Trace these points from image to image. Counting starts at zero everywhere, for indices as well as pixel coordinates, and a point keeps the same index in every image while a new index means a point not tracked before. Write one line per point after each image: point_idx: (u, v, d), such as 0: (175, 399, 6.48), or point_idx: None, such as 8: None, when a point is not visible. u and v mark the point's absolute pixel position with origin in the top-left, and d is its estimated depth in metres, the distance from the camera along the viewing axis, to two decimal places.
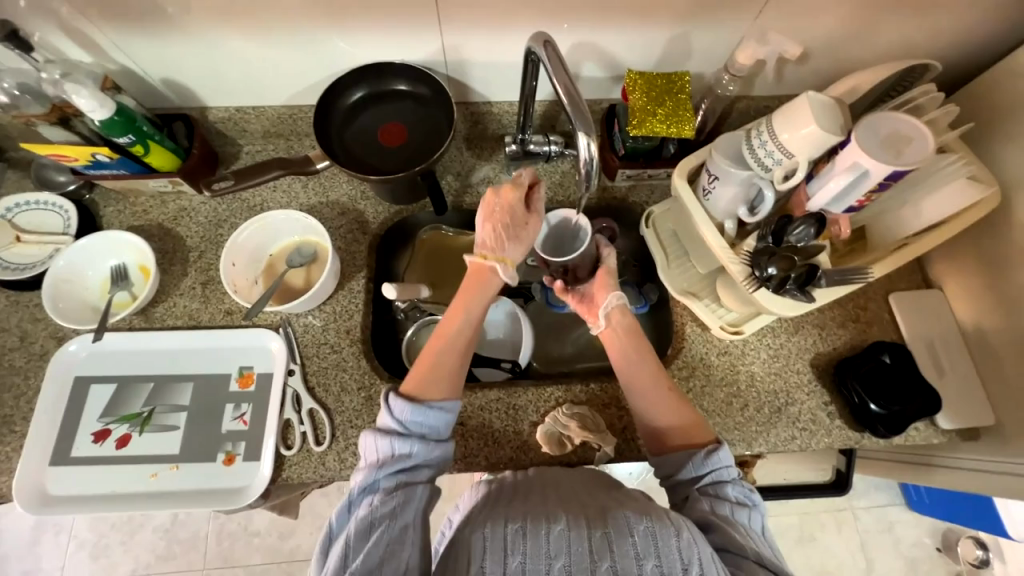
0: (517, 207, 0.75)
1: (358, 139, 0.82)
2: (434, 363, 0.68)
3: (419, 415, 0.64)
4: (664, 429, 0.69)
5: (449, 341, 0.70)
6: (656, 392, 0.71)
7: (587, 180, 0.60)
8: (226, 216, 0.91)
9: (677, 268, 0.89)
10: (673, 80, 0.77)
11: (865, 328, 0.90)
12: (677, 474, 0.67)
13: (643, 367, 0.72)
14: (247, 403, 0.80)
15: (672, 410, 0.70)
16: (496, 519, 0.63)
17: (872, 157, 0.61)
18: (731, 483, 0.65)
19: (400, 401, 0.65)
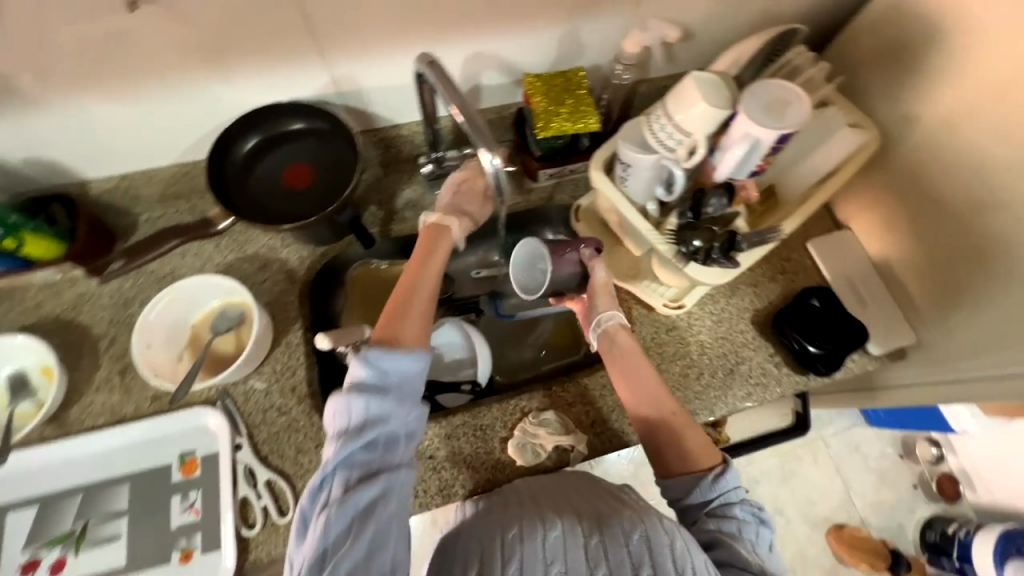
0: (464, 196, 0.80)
1: (263, 188, 0.77)
2: (404, 312, 0.67)
3: (398, 364, 0.61)
4: (672, 450, 0.69)
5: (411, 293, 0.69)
6: (663, 405, 0.71)
7: (500, 192, 0.61)
8: (134, 293, 0.83)
9: (614, 255, 0.92)
10: (569, 77, 0.78)
11: (793, 278, 0.95)
12: (685, 499, 0.67)
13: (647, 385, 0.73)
14: (196, 491, 0.74)
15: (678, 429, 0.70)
16: (494, 530, 0.66)
17: (760, 125, 0.64)
18: (739, 504, 0.65)
19: (377, 348, 0.61)
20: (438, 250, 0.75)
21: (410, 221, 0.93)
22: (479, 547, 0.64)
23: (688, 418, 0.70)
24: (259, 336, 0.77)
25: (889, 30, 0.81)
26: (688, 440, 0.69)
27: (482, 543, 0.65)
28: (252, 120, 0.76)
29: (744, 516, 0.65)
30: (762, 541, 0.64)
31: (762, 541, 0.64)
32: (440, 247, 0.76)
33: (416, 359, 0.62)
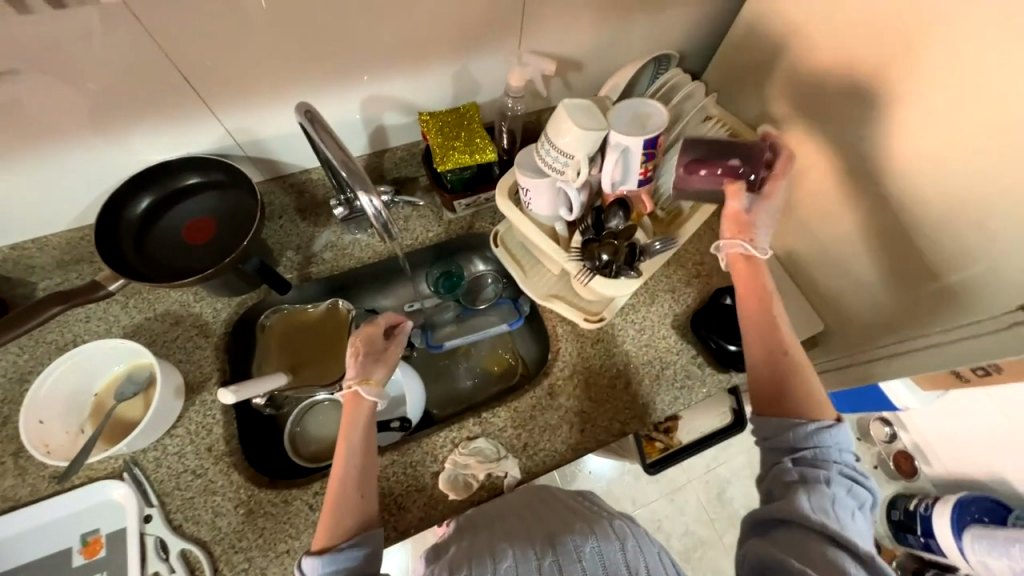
0: (373, 341, 0.72)
1: (163, 247, 0.76)
2: (337, 507, 0.61)
3: (335, 563, 0.56)
4: (778, 389, 0.65)
5: (347, 482, 0.62)
6: (774, 341, 0.67)
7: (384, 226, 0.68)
8: (30, 367, 0.79)
9: (536, 275, 0.93)
10: (462, 113, 0.84)
11: (708, 280, 0.99)
12: (773, 440, 0.62)
13: (766, 314, 0.69)
14: (100, 574, 0.69)
15: (788, 375, 0.65)
16: None
17: (625, 134, 0.71)
18: (841, 463, 0.59)
19: (311, 558, 0.56)
20: (355, 419, 0.67)
21: (330, 262, 0.94)
22: None
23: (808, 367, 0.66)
24: (165, 397, 0.74)
25: (751, 49, 0.90)
26: (801, 391, 0.64)
27: None
28: (146, 179, 0.76)
29: (843, 479, 0.58)
30: (863, 521, 0.57)
31: (863, 521, 0.57)
32: (358, 413, 0.67)
33: (354, 556, 0.57)
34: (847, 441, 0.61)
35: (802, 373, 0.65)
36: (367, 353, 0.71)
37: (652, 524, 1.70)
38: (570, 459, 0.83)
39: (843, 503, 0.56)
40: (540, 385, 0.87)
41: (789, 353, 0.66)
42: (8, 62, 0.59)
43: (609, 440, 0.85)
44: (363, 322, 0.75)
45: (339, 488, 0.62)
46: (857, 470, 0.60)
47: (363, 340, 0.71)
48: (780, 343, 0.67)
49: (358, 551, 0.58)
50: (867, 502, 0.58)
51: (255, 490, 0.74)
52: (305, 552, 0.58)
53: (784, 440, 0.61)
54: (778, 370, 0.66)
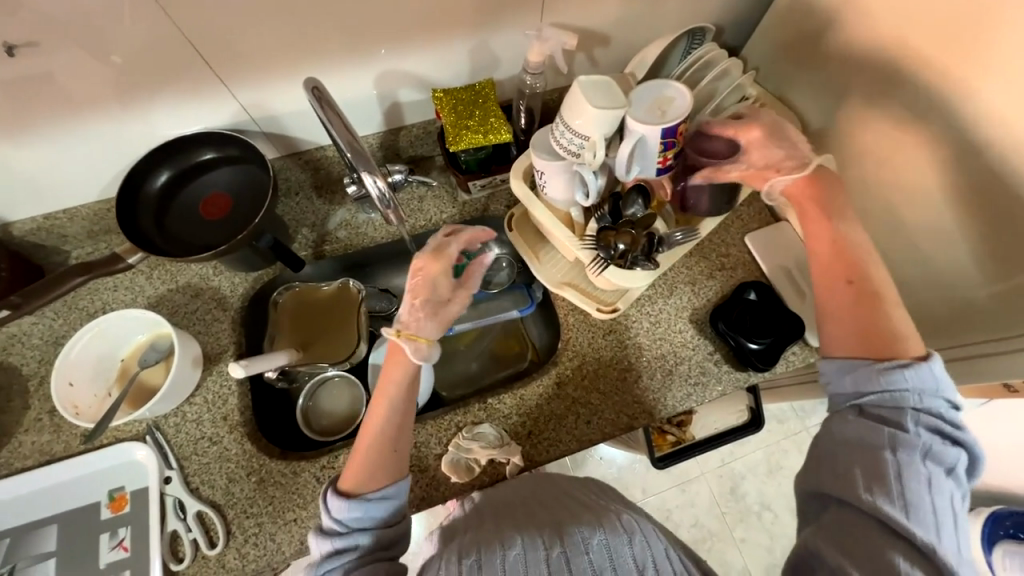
0: (436, 286, 0.72)
1: (181, 220, 0.78)
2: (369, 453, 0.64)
3: (357, 513, 0.61)
4: (867, 310, 0.61)
5: (385, 429, 0.65)
6: (842, 269, 0.64)
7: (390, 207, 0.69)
8: (64, 332, 0.83)
9: (548, 262, 0.91)
10: (477, 91, 0.80)
11: (731, 273, 0.94)
12: (835, 385, 0.61)
13: (833, 241, 0.65)
14: (125, 528, 0.73)
15: (864, 300, 0.61)
16: (449, 565, 0.61)
17: (643, 122, 0.67)
18: (915, 413, 0.56)
19: (340, 500, 0.62)
20: (405, 371, 0.67)
21: (344, 240, 0.94)
22: None
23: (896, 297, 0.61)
24: (185, 366, 0.77)
25: (798, 22, 0.82)
26: (875, 316, 0.60)
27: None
28: (164, 153, 0.77)
29: (916, 435, 0.55)
30: (941, 483, 0.54)
31: (940, 482, 0.54)
32: (402, 363, 0.68)
33: (381, 506, 0.62)
34: (933, 384, 0.56)
35: (879, 296, 0.61)
36: (429, 299, 0.71)
37: (662, 513, 1.69)
38: (576, 449, 0.82)
39: (912, 464, 0.54)
40: (549, 374, 0.86)
41: (855, 280, 0.63)
42: (30, 35, 0.59)
43: (616, 433, 0.83)
44: (427, 254, 0.73)
45: (374, 434, 0.65)
46: (942, 418, 0.56)
47: (426, 287, 0.71)
48: (847, 269, 0.63)
49: (386, 501, 0.63)
50: (953, 460, 0.55)
51: (267, 458, 0.77)
52: (333, 489, 0.63)
53: (848, 384, 0.60)
54: (852, 297, 0.62)
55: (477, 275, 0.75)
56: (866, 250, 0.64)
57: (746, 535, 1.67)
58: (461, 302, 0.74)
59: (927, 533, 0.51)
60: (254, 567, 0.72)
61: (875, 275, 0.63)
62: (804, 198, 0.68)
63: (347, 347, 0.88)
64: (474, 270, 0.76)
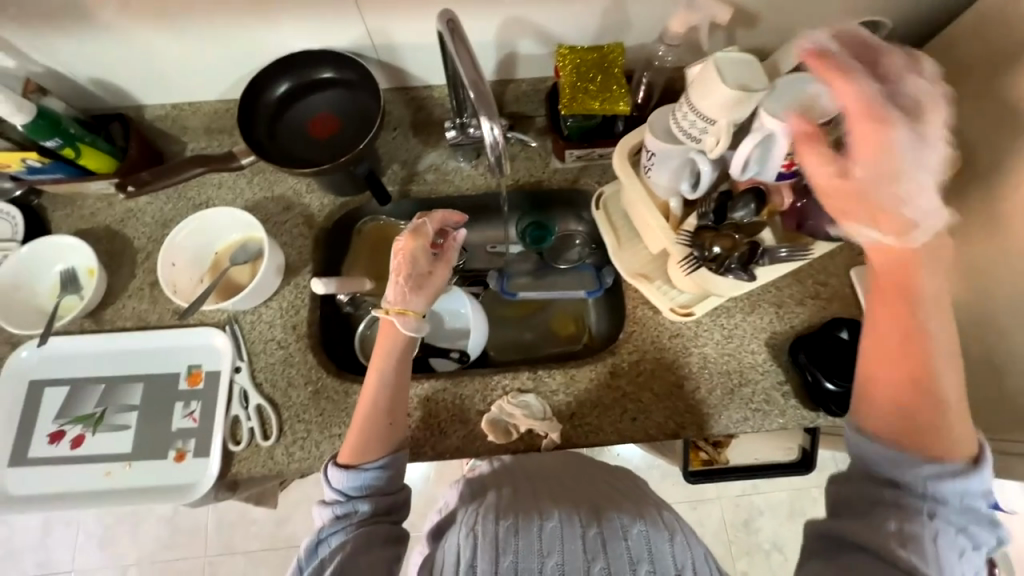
0: (419, 261, 0.74)
1: (290, 134, 0.81)
2: (363, 430, 0.68)
3: (356, 481, 0.66)
4: (916, 410, 0.52)
5: (374, 404, 0.69)
6: (895, 338, 0.54)
7: (498, 162, 0.63)
8: (172, 216, 0.90)
9: (629, 249, 0.87)
10: (605, 53, 0.75)
11: (824, 304, 0.86)
12: (870, 458, 0.53)
13: (900, 301, 0.53)
14: (197, 401, 0.81)
15: (909, 380, 0.53)
16: (484, 521, 0.62)
17: (777, 116, 0.59)
18: (959, 491, 0.50)
19: (338, 470, 0.67)
20: (390, 345, 0.71)
21: (430, 184, 0.94)
22: (486, 539, 0.59)
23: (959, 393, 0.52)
24: (270, 270, 0.82)
25: (991, 35, 0.70)
26: (920, 400, 0.52)
27: (480, 535, 0.60)
28: (288, 65, 0.79)
29: (955, 508, 0.50)
30: (969, 560, 0.50)
31: (969, 560, 0.50)
32: (391, 337, 0.72)
33: (377, 475, 0.67)
34: (979, 486, 0.50)
35: (932, 377, 0.52)
36: (411, 275, 0.73)
37: None
38: (615, 442, 0.81)
39: (948, 544, 0.49)
40: (604, 361, 0.84)
41: (916, 372, 0.52)
42: None
43: (660, 437, 0.81)
44: (411, 232, 0.76)
45: (365, 410, 0.69)
46: (984, 506, 0.51)
47: (407, 263, 0.73)
48: (903, 342, 0.53)
49: (384, 470, 0.67)
50: (983, 543, 0.50)
51: (325, 373, 0.81)
52: (333, 462, 0.68)
53: (881, 456, 0.53)
54: (897, 374, 0.53)
55: (455, 248, 0.77)
56: (939, 312, 0.53)
57: (748, 569, 1.63)
58: (446, 276, 0.75)
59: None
60: (297, 467, 0.78)
61: (935, 349, 0.53)
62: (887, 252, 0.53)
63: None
64: (453, 244, 0.77)
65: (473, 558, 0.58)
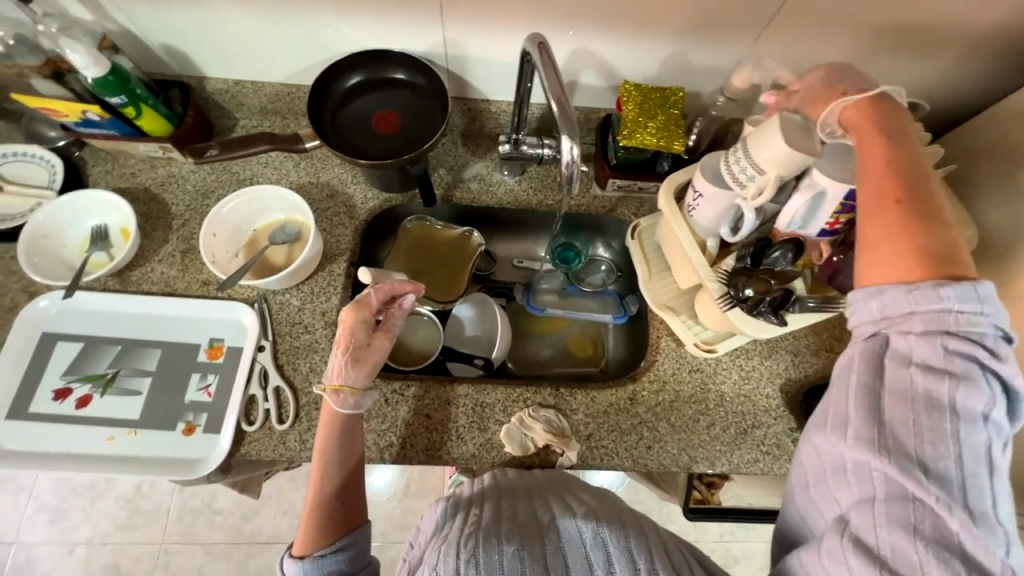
0: (358, 333, 0.74)
1: (353, 126, 0.82)
2: (314, 516, 0.68)
3: (318, 569, 0.65)
4: (912, 237, 0.50)
5: (327, 489, 0.70)
6: (885, 190, 0.53)
7: (569, 182, 0.65)
8: (214, 187, 0.90)
9: (659, 281, 0.89)
10: (667, 95, 0.80)
11: (837, 358, 0.90)
12: (857, 318, 0.52)
13: (886, 158, 0.54)
14: (213, 375, 0.79)
15: (910, 223, 0.51)
16: (446, 561, 0.57)
17: (830, 175, 0.63)
18: (949, 335, 0.47)
19: (293, 563, 0.66)
20: (332, 424, 0.72)
21: (473, 192, 0.96)
22: None
23: (952, 226, 0.51)
24: (311, 253, 0.83)
25: (1018, 131, 0.77)
26: (922, 237, 0.50)
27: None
28: (361, 60, 0.82)
29: (945, 377, 0.46)
30: (973, 429, 0.45)
31: (972, 430, 0.45)
32: (333, 416, 0.72)
33: (337, 560, 0.66)
34: (980, 307, 0.46)
35: (931, 220, 0.51)
36: (351, 348, 0.73)
37: None
38: (629, 469, 0.81)
39: (944, 423, 0.46)
40: (625, 387, 0.85)
41: (905, 200, 0.52)
42: None
43: (674, 469, 0.82)
44: (351, 304, 0.75)
45: (317, 497, 0.69)
46: (978, 340, 0.47)
47: (346, 335, 0.73)
48: (896, 191, 0.52)
49: (342, 554, 0.66)
50: (991, 398, 0.46)
51: None
52: (288, 554, 0.67)
53: (873, 313, 0.50)
54: (897, 219, 0.51)
55: (397, 319, 0.77)
56: (921, 164, 0.54)
57: None
58: (386, 345, 0.75)
59: (946, 497, 0.44)
60: (309, 455, 0.76)
61: (929, 194, 0.52)
62: (862, 113, 0.59)
63: (464, 286, 0.94)
64: (396, 314, 0.78)
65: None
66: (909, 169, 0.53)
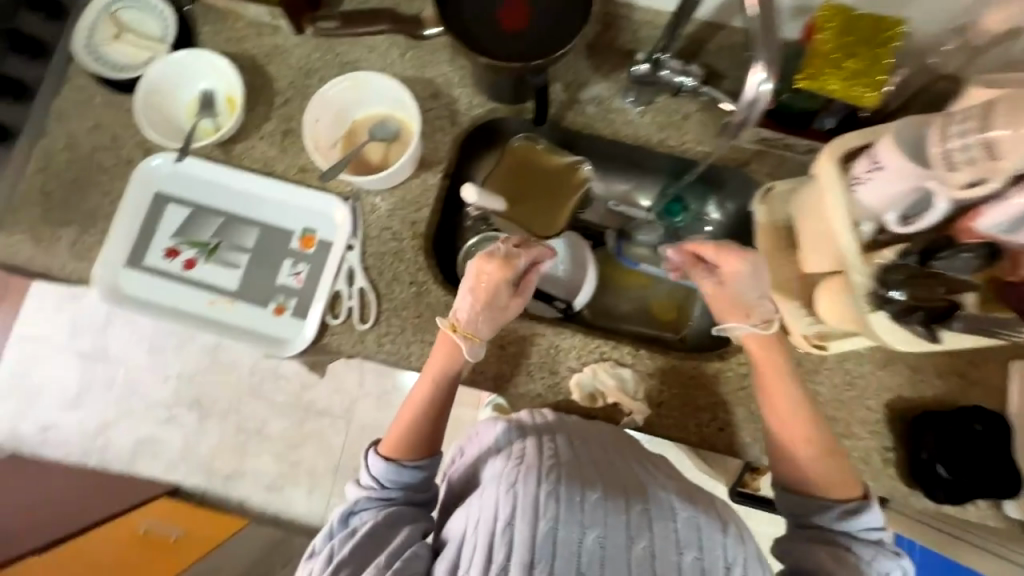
0: (500, 291, 0.72)
1: (477, 13, 0.70)
2: (410, 424, 0.70)
3: (395, 476, 0.68)
4: (817, 480, 0.65)
5: (422, 409, 0.71)
6: (790, 437, 0.67)
7: (745, 122, 0.57)
8: (318, 66, 0.84)
9: (779, 260, 0.78)
10: (880, 27, 0.63)
11: (965, 386, 0.78)
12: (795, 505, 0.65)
13: (793, 420, 0.67)
14: (304, 264, 0.81)
15: (809, 440, 0.66)
16: (528, 480, 0.58)
17: None
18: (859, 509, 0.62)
19: (379, 460, 0.69)
20: (447, 362, 0.72)
21: (588, 117, 0.85)
22: (527, 502, 0.56)
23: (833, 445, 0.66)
24: (409, 159, 0.78)
25: None
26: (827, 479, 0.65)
27: (517, 495, 0.57)
28: None
29: (854, 526, 0.62)
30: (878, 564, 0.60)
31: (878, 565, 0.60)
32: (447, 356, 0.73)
33: (414, 475, 0.69)
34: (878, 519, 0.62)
35: (823, 452, 0.66)
36: (488, 304, 0.73)
37: None
38: (693, 443, 0.78)
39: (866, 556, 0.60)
40: (710, 363, 0.79)
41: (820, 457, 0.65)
42: None
43: (740, 455, 0.78)
44: (490, 253, 0.74)
45: (412, 412, 0.71)
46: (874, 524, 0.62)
47: (488, 288, 0.72)
48: (803, 436, 0.66)
49: (419, 471, 0.69)
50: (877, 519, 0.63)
51: (429, 280, 0.79)
52: (375, 450, 0.70)
53: (791, 504, 0.65)
54: (808, 467, 0.65)
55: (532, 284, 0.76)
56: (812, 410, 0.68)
57: None
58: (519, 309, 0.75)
59: None
60: (383, 357, 0.78)
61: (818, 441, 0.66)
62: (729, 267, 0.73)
63: (562, 222, 0.85)
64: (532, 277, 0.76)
65: (512, 515, 0.56)
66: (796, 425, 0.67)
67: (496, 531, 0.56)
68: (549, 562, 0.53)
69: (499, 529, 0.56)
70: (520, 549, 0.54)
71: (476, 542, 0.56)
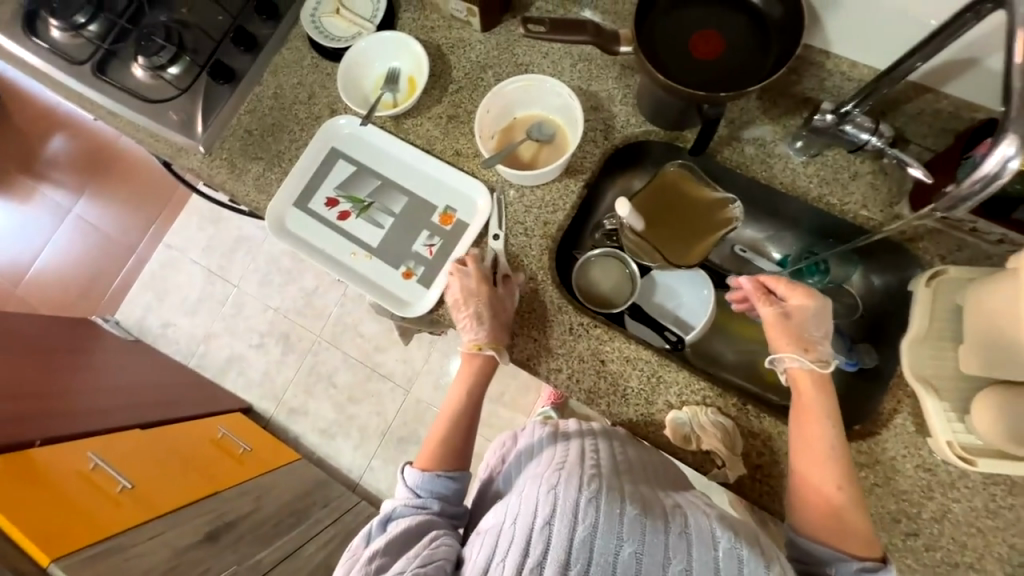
0: (481, 297, 0.79)
1: (666, 38, 0.73)
2: (443, 441, 0.76)
3: (431, 484, 0.72)
4: (827, 521, 0.64)
5: (451, 423, 0.78)
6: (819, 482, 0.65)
7: (967, 198, 0.52)
8: (493, 63, 0.91)
9: (931, 351, 0.71)
10: None
11: None
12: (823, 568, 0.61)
13: (825, 461, 0.66)
14: (439, 238, 0.87)
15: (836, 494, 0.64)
16: (567, 482, 0.57)
17: None
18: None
19: (414, 471, 0.73)
20: (467, 378, 0.80)
21: (744, 157, 0.83)
22: (562, 502, 0.55)
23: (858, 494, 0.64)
24: (559, 165, 0.81)
25: None
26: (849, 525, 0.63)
27: (555, 496, 0.55)
28: None
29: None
30: None
31: None
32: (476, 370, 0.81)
33: (447, 485, 0.72)
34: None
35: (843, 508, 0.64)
36: (483, 312, 0.78)
37: None
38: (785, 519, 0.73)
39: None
40: None
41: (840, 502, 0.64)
42: None
43: None
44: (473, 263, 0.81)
45: (445, 428, 0.78)
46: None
47: (468, 295, 0.79)
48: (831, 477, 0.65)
49: (452, 483, 0.73)
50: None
51: (548, 281, 0.82)
52: (410, 465, 0.75)
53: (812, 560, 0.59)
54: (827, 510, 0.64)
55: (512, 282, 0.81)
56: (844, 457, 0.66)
57: None
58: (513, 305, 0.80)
59: None
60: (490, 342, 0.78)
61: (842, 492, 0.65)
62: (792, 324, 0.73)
63: (696, 257, 0.84)
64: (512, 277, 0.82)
65: (551, 516, 0.54)
66: (822, 464, 0.66)
67: (534, 529, 0.54)
68: (584, 567, 0.51)
69: (534, 529, 0.54)
70: (556, 549, 0.52)
71: (513, 536, 0.54)
